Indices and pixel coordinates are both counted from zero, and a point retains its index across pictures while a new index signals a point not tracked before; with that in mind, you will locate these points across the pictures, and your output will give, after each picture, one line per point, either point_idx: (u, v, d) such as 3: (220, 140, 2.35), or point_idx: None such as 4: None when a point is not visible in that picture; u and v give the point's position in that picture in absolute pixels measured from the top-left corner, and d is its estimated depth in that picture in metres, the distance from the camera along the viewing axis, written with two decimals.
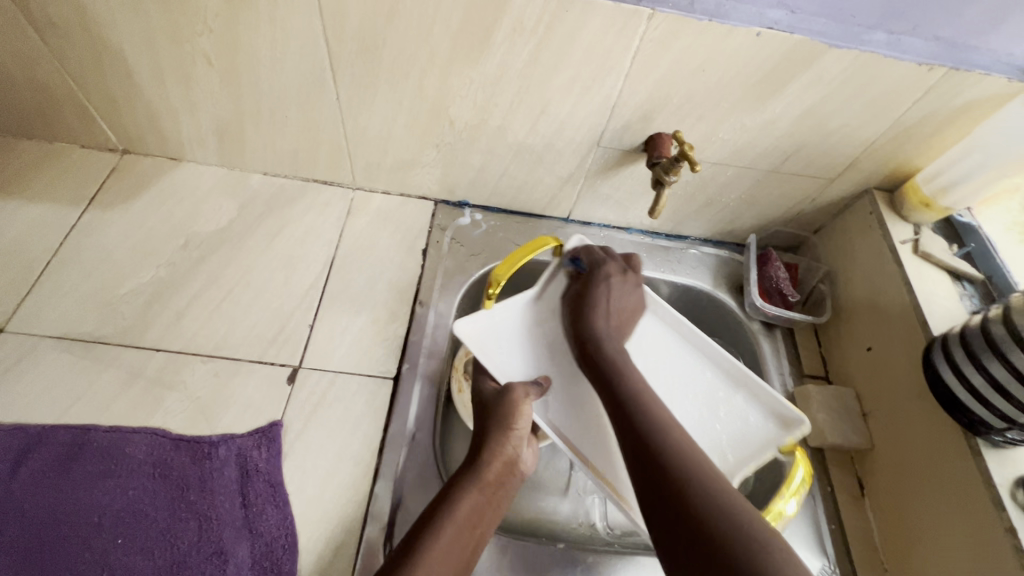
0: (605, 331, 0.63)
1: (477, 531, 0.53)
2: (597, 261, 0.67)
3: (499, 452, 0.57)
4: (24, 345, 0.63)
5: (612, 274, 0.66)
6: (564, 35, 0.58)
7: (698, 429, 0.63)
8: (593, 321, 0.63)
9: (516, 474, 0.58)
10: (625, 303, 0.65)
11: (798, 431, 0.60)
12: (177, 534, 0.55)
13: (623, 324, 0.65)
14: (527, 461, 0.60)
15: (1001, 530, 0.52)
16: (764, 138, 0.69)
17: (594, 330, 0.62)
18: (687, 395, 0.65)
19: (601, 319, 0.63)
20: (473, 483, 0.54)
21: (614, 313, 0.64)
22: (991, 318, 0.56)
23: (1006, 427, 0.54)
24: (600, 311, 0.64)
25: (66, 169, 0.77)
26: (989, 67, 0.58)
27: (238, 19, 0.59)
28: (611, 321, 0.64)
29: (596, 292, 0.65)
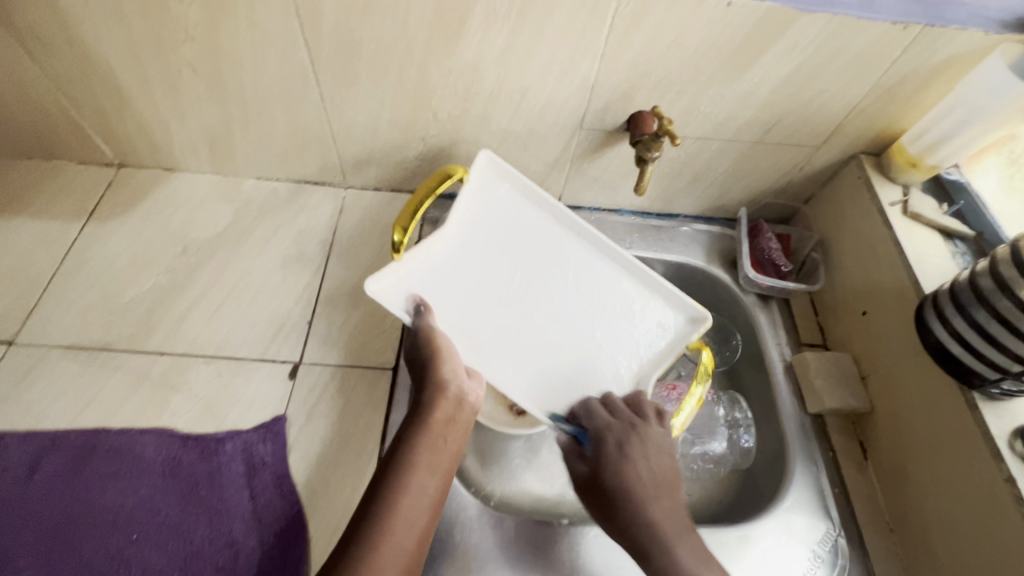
0: (659, 511, 0.51)
1: (437, 475, 0.49)
2: (603, 430, 0.58)
3: (440, 392, 0.55)
4: (34, 356, 0.65)
5: (625, 441, 0.56)
6: (537, 19, 0.59)
7: (610, 335, 0.69)
8: (641, 513, 0.51)
9: (466, 409, 0.55)
10: (662, 465, 0.55)
11: (702, 326, 0.68)
12: (189, 528, 0.56)
13: (661, 480, 0.54)
14: (474, 392, 0.57)
15: (1000, 479, 0.52)
16: (746, 108, 0.69)
17: (639, 519, 0.50)
18: (591, 302, 0.71)
19: (656, 505, 0.51)
20: (421, 429, 0.51)
21: (648, 486, 0.52)
22: (977, 272, 0.57)
23: (1000, 377, 0.54)
24: (646, 496, 0.52)
25: (64, 186, 0.79)
26: (965, 22, 0.59)
27: (218, 25, 0.60)
28: (662, 500, 0.52)
29: (625, 473, 0.53)
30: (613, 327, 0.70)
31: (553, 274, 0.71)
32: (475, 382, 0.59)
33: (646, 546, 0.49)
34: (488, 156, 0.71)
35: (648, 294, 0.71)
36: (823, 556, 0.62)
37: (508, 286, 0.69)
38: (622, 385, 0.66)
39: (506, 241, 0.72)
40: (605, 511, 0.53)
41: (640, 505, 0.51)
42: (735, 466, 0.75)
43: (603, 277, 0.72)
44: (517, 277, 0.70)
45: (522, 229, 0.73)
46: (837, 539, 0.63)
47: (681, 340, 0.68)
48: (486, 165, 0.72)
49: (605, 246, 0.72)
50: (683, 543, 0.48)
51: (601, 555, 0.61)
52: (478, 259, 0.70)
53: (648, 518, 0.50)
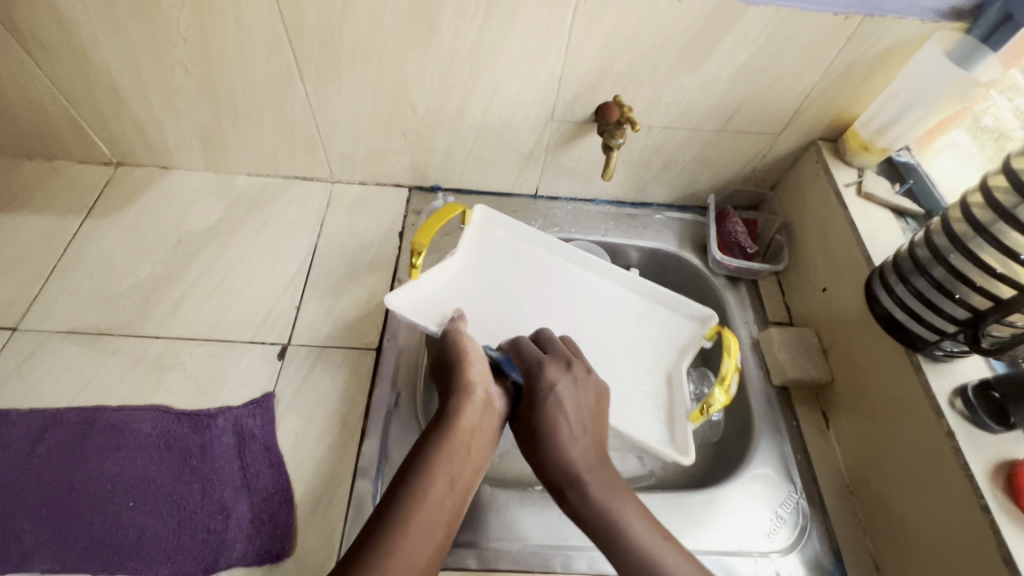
0: (578, 447, 0.54)
1: (457, 481, 0.49)
2: (531, 368, 0.59)
3: (467, 397, 0.54)
4: (36, 341, 0.69)
5: (554, 379, 0.57)
6: (504, 15, 0.63)
7: (633, 343, 0.75)
8: (563, 453, 0.53)
9: (491, 416, 0.55)
10: (586, 403, 0.57)
11: (710, 320, 0.73)
12: (183, 495, 0.60)
13: (585, 419, 0.56)
14: (496, 399, 0.57)
15: (942, 434, 0.55)
16: (706, 97, 0.73)
17: (561, 457, 0.53)
18: (602, 320, 0.76)
19: (575, 443, 0.54)
20: (445, 435, 0.50)
21: (573, 428, 0.55)
22: (916, 242, 0.60)
23: (940, 338, 0.58)
24: (565, 434, 0.54)
25: (65, 184, 0.83)
26: (903, 11, 0.63)
27: (208, 27, 0.65)
28: (580, 437, 0.55)
29: (547, 413, 0.56)
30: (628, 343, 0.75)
31: (562, 300, 0.77)
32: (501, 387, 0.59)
33: (567, 481, 0.52)
34: (483, 209, 0.77)
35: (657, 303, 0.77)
36: (785, 517, 0.65)
37: (528, 308, 0.74)
38: (655, 383, 0.72)
39: (513, 267, 0.77)
40: (530, 445, 0.56)
41: (561, 441, 0.54)
42: (705, 439, 0.79)
43: (608, 295, 0.78)
44: (530, 305, 0.75)
45: (524, 264, 0.78)
46: (798, 502, 0.66)
47: (694, 336, 0.74)
48: (482, 215, 0.78)
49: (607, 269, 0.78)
50: (597, 480, 0.51)
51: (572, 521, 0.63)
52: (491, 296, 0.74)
53: (568, 456, 0.53)
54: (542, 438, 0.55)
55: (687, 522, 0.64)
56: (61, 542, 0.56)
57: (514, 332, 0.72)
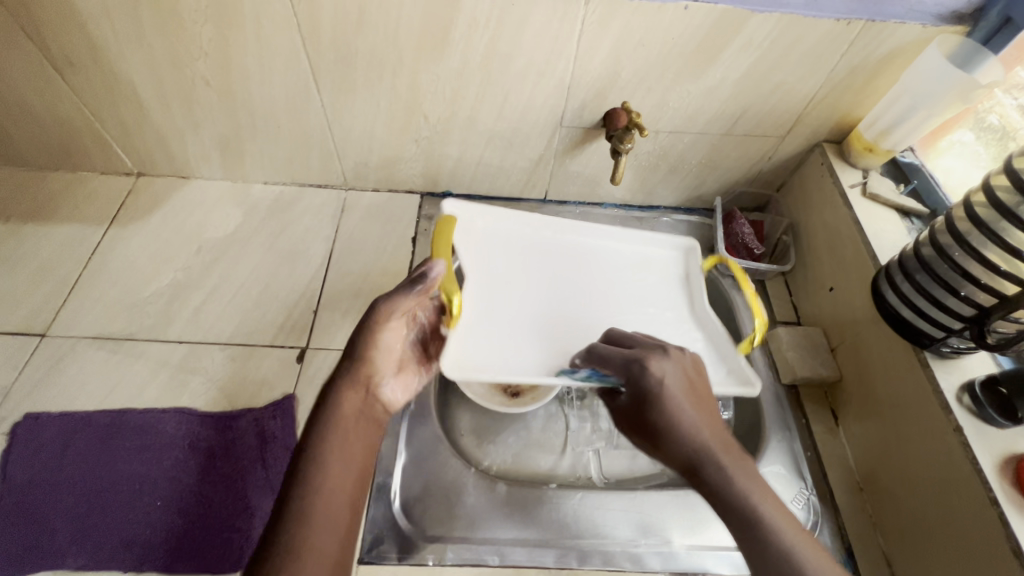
0: (701, 433, 0.46)
1: (354, 477, 0.46)
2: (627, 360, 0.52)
3: (354, 389, 0.51)
4: (64, 346, 0.71)
5: (656, 364, 0.50)
6: (514, 26, 0.65)
7: (650, 295, 0.76)
8: (693, 437, 0.46)
9: (379, 409, 0.54)
10: (695, 384, 0.49)
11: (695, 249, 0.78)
12: (208, 494, 0.62)
13: (698, 397, 0.49)
14: (384, 396, 0.55)
15: (951, 429, 0.56)
16: (711, 102, 0.75)
17: (685, 443, 0.46)
18: (614, 283, 0.77)
19: (697, 431, 0.46)
20: (328, 430, 0.48)
21: (695, 410, 0.47)
22: (921, 241, 0.62)
23: (946, 335, 0.59)
24: (683, 422, 0.47)
25: (89, 194, 0.86)
26: (904, 16, 0.64)
27: (229, 41, 0.67)
28: (699, 422, 0.47)
29: (659, 404, 0.48)
30: (646, 299, 0.76)
31: (570, 273, 0.76)
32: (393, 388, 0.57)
33: (695, 464, 0.45)
34: (452, 203, 0.74)
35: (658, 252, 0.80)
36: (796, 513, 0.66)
37: (551, 297, 0.73)
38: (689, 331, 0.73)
39: (521, 261, 0.75)
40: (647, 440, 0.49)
41: (680, 429, 0.46)
42: None
43: (607, 249, 0.79)
44: (532, 283, 0.74)
45: (522, 248, 0.77)
46: (809, 498, 0.68)
47: (696, 268, 0.77)
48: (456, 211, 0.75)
49: (611, 234, 0.79)
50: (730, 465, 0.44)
51: (586, 516, 0.65)
52: (486, 282, 0.72)
53: (696, 439, 0.46)
54: (659, 432, 0.47)
55: (701, 518, 0.65)
56: (92, 541, 0.58)
57: (550, 315, 0.72)
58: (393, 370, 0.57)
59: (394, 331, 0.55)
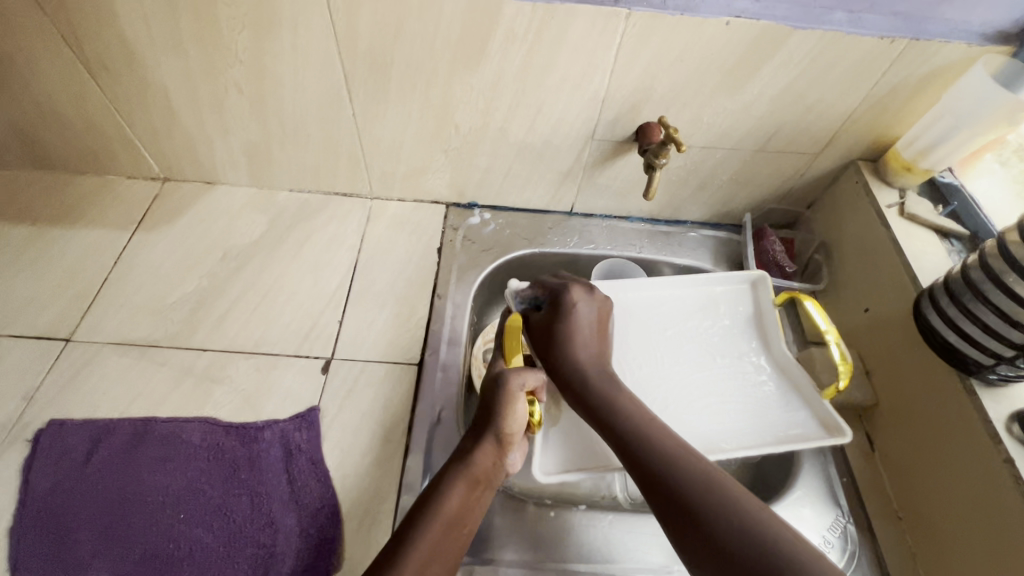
0: (587, 356, 0.60)
1: (464, 529, 0.53)
2: (557, 288, 0.64)
3: (486, 450, 0.58)
4: (89, 352, 0.70)
5: (576, 297, 0.63)
6: (552, 39, 0.65)
7: (720, 342, 0.77)
8: (573, 355, 0.60)
9: (504, 474, 0.59)
10: (601, 321, 0.63)
11: (766, 280, 0.77)
12: (233, 507, 0.60)
13: (602, 334, 0.63)
14: (513, 462, 0.60)
15: (999, 461, 0.54)
16: (746, 119, 0.74)
17: (574, 361, 0.60)
18: (686, 333, 0.77)
19: (584, 351, 0.60)
20: (459, 477, 0.55)
21: (592, 334, 0.62)
22: (968, 264, 0.60)
23: (995, 362, 0.57)
24: (580, 344, 0.61)
25: (114, 198, 0.86)
26: (948, 35, 0.63)
27: (264, 50, 0.67)
28: (591, 348, 0.61)
29: (568, 324, 0.61)
30: (718, 347, 0.76)
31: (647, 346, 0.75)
32: (518, 456, 0.61)
33: (576, 377, 0.59)
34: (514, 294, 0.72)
35: (723, 291, 0.80)
36: (833, 542, 0.64)
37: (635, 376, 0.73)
38: (763, 373, 0.73)
39: None
40: (546, 348, 0.62)
41: (575, 351, 0.60)
42: (746, 459, 0.76)
43: (676, 294, 0.80)
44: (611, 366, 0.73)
45: None
46: (846, 526, 0.65)
47: (768, 301, 0.76)
48: None
49: (678, 285, 0.79)
50: (604, 381, 0.58)
51: (617, 539, 0.63)
52: None
53: (579, 362, 0.60)
54: (561, 343, 0.61)
55: None
56: (114, 552, 0.57)
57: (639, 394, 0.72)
58: (519, 443, 0.62)
59: (525, 402, 0.60)
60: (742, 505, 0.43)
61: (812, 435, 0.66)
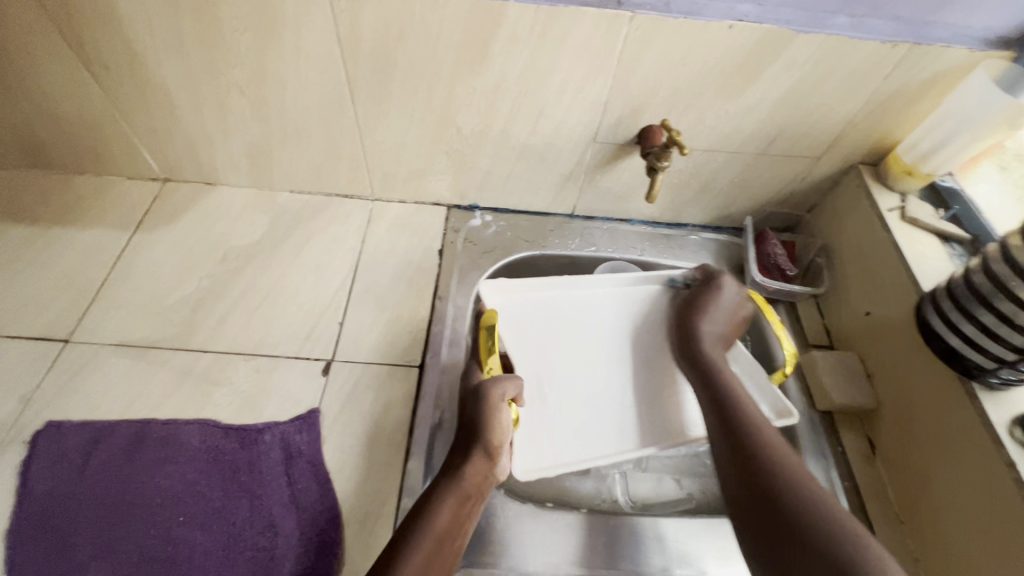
0: (709, 330, 0.72)
1: (456, 541, 0.54)
2: (711, 275, 0.76)
3: (475, 463, 0.58)
4: (87, 353, 0.70)
5: (728, 282, 0.73)
6: (555, 42, 0.64)
7: None
8: (699, 329, 0.72)
9: (494, 482, 0.60)
10: (736, 309, 0.73)
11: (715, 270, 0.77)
12: (232, 510, 0.60)
13: (732, 317, 0.73)
14: (501, 469, 0.61)
15: (1002, 464, 0.54)
16: (748, 122, 0.74)
17: (701, 334, 0.72)
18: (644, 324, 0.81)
19: (708, 325, 0.72)
20: (449, 491, 0.56)
21: (728, 316, 0.73)
22: (971, 268, 0.60)
23: (997, 366, 0.57)
24: (708, 320, 0.72)
25: (114, 199, 0.85)
26: (950, 40, 0.63)
27: (268, 51, 0.67)
28: (718, 329, 0.72)
29: (707, 303, 0.73)
30: None
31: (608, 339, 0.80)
32: (505, 463, 0.63)
33: (693, 350, 0.71)
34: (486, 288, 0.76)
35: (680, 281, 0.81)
36: None
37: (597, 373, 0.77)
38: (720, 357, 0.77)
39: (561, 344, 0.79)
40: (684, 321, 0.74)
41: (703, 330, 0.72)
42: None
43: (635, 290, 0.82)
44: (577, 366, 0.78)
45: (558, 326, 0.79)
46: None
47: None
48: (487, 293, 0.77)
49: (642, 279, 0.81)
50: (715, 355, 0.70)
51: (620, 543, 0.62)
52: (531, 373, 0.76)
53: (694, 335, 0.72)
54: (696, 317, 0.73)
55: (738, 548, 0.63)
56: (112, 555, 0.56)
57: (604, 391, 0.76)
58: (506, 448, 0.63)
59: (507, 410, 0.62)
60: (811, 488, 0.54)
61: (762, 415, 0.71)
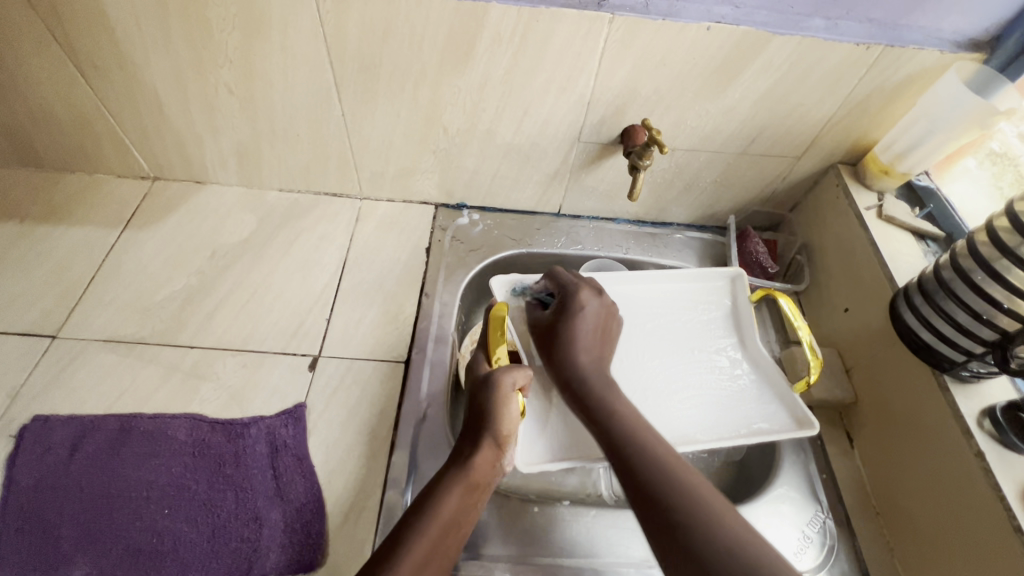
0: (587, 361, 0.61)
1: (460, 533, 0.53)
2: (568, 285, 0.66)
3: (484, 454, 0.57)
4: (75, 349, 0.70)
5: (584, 298, 0.64)
6: (538, 42, 0.66)
7: (696, 339, 0.77)
8: (573, 360, 0.61)
9: (499, 474, 0.59)
10: (606, 325, 0.64)
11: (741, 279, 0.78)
12: (217, 503, 0.61)
13: (606, 337, 0.64)
14: (511, 461, 0.60)
15: (971, 454, 0.56)
16: (728, 122, 0.75)
17: (574, 362, 0.61)
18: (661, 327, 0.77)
19: (584, 355, 0.61)
20: (454, 482, 0.55)
21: (595, 338, 0.62)
22: (941, 264, 0.62)
23: (967, 359, 0.59)
24: (581, 347, 0.62)
25: (103, 197, 0.86)
26: (922, 42, 0.65)
27: (255, 50, 0.68)
28: (592, 353, 0.62)
29: (572, 325, 0.62)
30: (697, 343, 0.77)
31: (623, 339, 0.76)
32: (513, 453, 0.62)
33: (573, 379, 0.60)
34: (500, 280, 0.73)
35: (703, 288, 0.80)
36: (812, 537, 0.65)
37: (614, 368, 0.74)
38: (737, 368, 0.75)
39: None
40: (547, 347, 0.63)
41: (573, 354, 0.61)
42: (728, 457, 0.77)
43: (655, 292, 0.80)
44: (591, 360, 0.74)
45: None
46: (825, 522, 0.66)
47: (744, 299, 0.78)
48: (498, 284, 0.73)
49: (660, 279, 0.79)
50: (598, 382, 0.59)
51: (601, 535, 0.64)
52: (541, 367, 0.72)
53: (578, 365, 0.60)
54: (562, 344, 0.62)
55: None
56: (97, 547, 0.57)
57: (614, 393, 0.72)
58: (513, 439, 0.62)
59: (518, 400, 0.61)
60: (709, 512, 0.45)
61: (784, 426, 0.68)
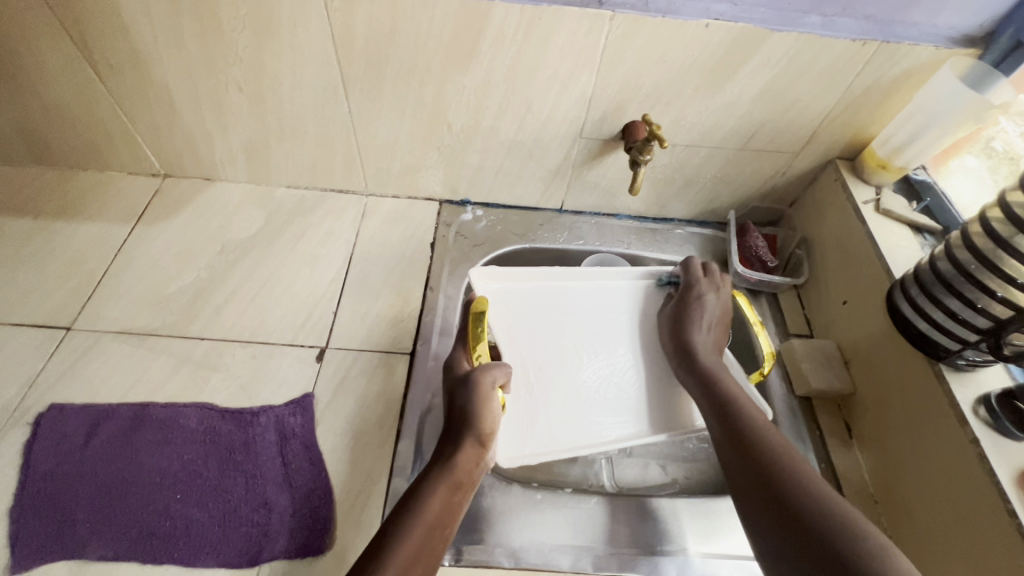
0: (702, 339, 0.69)
1: (447, 528, 0.55)
2: (692, 278, 0.75)
3: (467, 452, 0.59)
4: (89, 340, 0.72)
5: (706, 290, 0.73)
6: (541, 40, 0.67)
7: None
8: (690, 338, 0.69)
9: (484, 471, 0.61)
10: (720, 312, 0.72)
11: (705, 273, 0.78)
12: (228, 488, 0.62)
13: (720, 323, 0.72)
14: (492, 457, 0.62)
15: (967, 441, 0.57)
16: (727, 118, 0.77)
17: (688, 339, 0.70)
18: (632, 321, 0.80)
19: (700, 332, 0.70)
20: (440, 479, 0.56)
21: (715, 322, 0.72)
22: (936, 256, 0.63)
23: (962, 347, 0.60)
24: (700, 324, 0.70)
25: (116, 194, 0.88)
26: (917, 38, 0.66)
27: (265, 48, 0.70)
28: (709, 335, 0.70)
29: (692, 309, 0.72)
30: None
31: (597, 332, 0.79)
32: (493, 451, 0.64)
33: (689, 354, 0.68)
34: (478, 276, 0.78)
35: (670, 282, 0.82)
36: None
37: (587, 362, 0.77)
38: None
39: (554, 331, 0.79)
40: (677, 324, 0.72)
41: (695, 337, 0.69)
42: None
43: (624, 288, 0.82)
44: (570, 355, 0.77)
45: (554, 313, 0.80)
46: None
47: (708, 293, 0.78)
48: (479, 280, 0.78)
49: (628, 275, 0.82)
50: (709, 360, 0.67)
51: (603, 522, 0.65)
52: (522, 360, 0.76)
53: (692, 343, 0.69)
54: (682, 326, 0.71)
55: (717, 526, 0.65)
56: (111, 530, 0.59)
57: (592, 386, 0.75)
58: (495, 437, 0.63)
59: (497, 397, 0.63)
60: (830, 498, 0.49)
61: None
